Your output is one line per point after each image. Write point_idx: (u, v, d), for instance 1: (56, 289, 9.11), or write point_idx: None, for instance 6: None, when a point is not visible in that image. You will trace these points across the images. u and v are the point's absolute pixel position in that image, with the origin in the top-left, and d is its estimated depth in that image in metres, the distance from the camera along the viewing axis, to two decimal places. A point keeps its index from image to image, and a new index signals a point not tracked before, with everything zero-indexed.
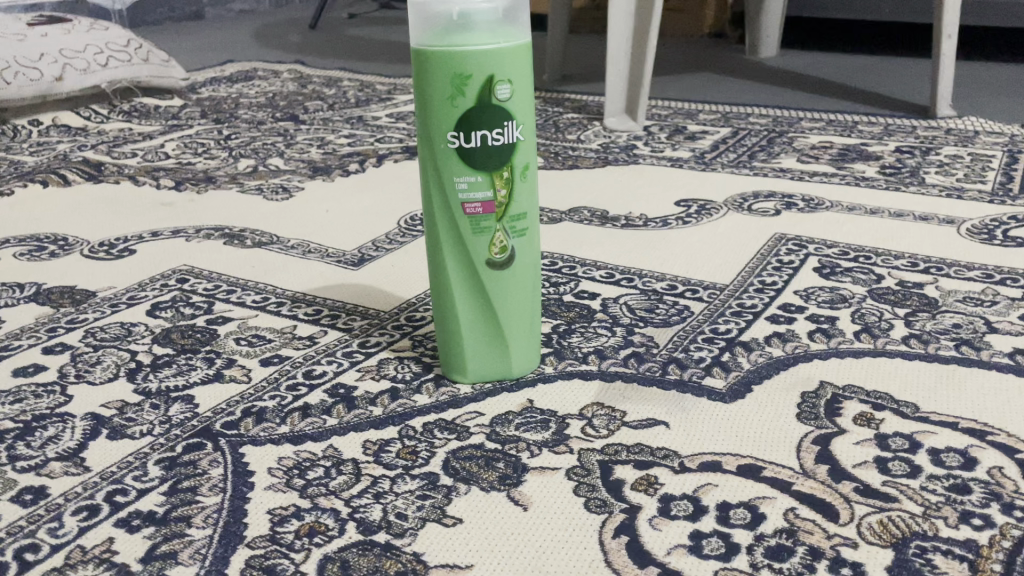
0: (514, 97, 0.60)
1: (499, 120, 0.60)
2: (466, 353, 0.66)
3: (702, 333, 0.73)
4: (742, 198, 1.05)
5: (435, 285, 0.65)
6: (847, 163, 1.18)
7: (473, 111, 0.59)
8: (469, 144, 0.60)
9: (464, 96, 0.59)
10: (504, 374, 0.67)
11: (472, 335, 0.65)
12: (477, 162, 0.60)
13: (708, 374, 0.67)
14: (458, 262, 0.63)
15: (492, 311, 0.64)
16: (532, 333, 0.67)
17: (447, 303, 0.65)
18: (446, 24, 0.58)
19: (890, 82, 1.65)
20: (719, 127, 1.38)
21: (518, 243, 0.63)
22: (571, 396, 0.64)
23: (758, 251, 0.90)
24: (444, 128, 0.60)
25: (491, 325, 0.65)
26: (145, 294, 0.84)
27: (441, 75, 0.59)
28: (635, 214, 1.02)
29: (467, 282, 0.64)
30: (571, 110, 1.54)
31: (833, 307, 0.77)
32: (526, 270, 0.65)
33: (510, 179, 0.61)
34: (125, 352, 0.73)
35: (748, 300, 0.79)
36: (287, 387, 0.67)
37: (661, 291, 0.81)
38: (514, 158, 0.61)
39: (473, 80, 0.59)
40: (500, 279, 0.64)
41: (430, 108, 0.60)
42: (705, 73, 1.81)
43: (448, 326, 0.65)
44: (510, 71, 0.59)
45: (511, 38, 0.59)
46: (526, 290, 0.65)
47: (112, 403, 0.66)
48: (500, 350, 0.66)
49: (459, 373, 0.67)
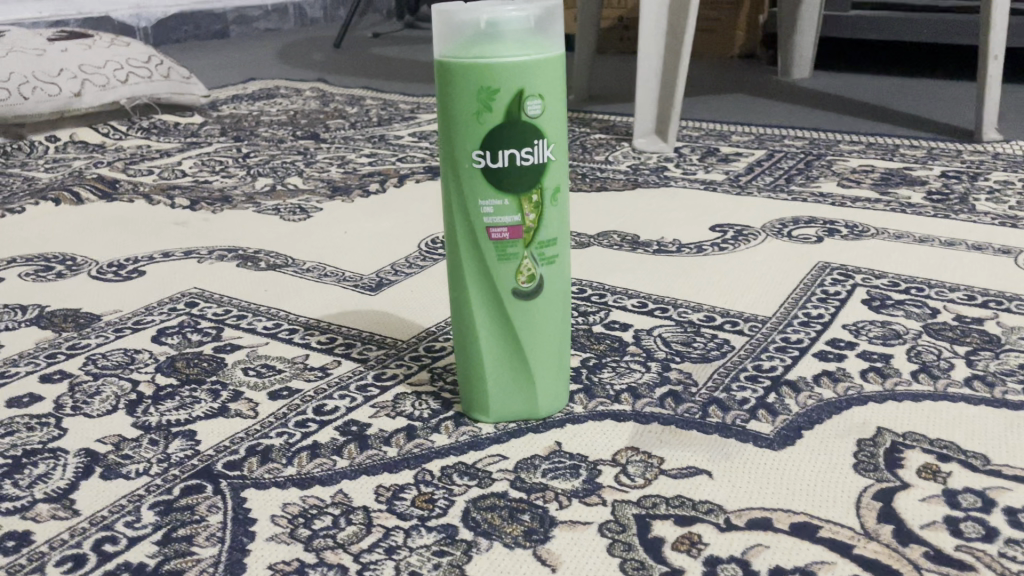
0: (545, 113, 0.55)
1: (529, 138, 0.55)
2: (488, 390, 0.61)
3: (745, 370, 0.67)
4: (779, 223, 1.00)
5: (455, 316, 0.60)
6: (890, 188, 1.12)
7: (500, 128, 0.54)
8: (496, 164, 0.55)
9: (491, 112, 0.54)
10: (529, 413, 0.62)
11: (497, 371, 0.60)
12: (504, 183, 0.55)
13: (753, 418, 0.61)
14: (482, 292, 0.58)
15: (518, 346, 0.59)
16: (562, 371, 0.62)
17: (469, 336, 0.60)
18: (472, 33, 0.53)
19: (930, 105, 1.59)
20: (753, 149, 1.33)
21: (548, 273, 0.59)
22: (604, 438, 0.59)
23: (800, 281, 0.84)
24: (469, 147, 0.55)
25: (516, 360, 0.60)
26: (152, 318, 0.80)
27: (466, 90, 0.54)
28: (668, 239, 0.97)
29: (492, 313, 0.59)
30: (598, 130, 1.50)
31: (886, 344, 0.71)
32: (555, 301, 0.60)
33: (539, 201, 0.56)
34: (127, 381, 0.69)
35: (793, 334, 0.73)
36: (296, 423, 0.62)
37: (697, 323, 0.76)
38: (545, 179, 0.56)
39: (502, 94, 0.54)
40: (527, 311, 0.59)
41: (454, 124, 0.55)
42: (737, 94, 1.76)
43: (470, 360, 0.60)
44: (542, 85, 0.54)
45: (544, 49, 0.54)
46: (555, 322, 0.60)
47: (108, 438, 0.61)
48: (526, 388, 0.61)
49: (481, 412, 0.62)
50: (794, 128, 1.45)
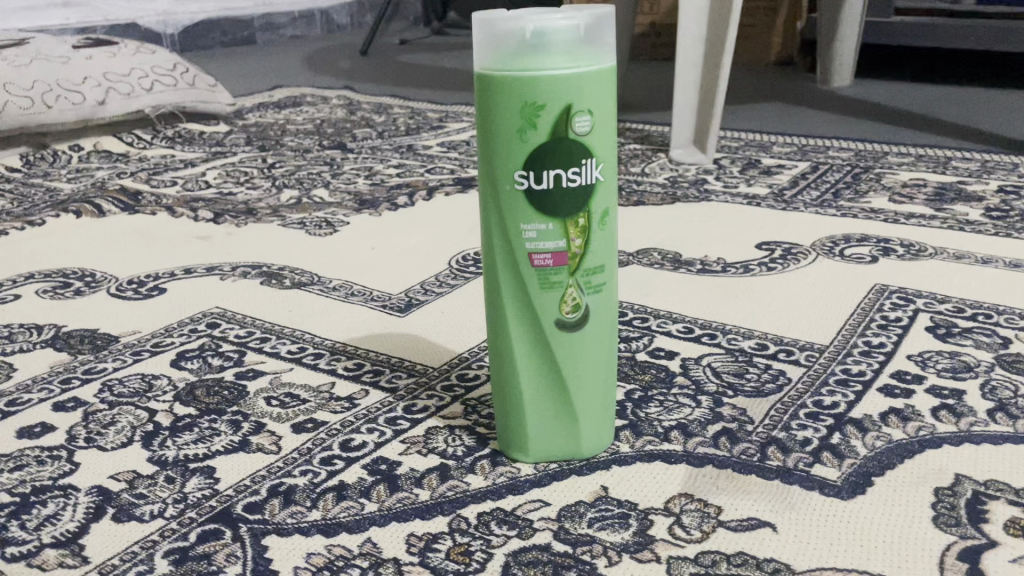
0: (594, 130, 0.51)
1: (576, 158, 0.50)
2: (527, 427, 0.56)
3: (804, 407, 0.62)
4: (830, 241, 0.95)
5: (492, 348, 0.56)
6: (946, 204, 1.06)
7: (546, 146, 0.50)
8: (540, 185, 0.51)
9: (536, 129, 0.50)
10: (572, 453, 0.57)
11: (537, 408, 0.55)
12: (548, 206, 0.51)
13: (817, 462, 0.56)
14: (523, 324, 0.54)
15: (561, 382, 0.55)
16: (608, 409, 0.57)
17: (508, 371, 0.55)
18: (517, 43, 0.49)
19: (980, 115, 1.52)
20: (796, 161, 1.27)
21: (594, 304, 0.54)
22: (654, 483, 0.54)
23: (857, 305, 0.79)
24: (511, 167, 0.51)
25: (558, 395, 0.55)
26: (171, 340, 0.76)
27: (509, 105, 0.49)
28: (712, 257, 0.92)
29: (533, 348, 0.54)
30: (632, 141, 1.45)
31: (956, 377, 0.66)
32: (600, 332, 0.55)
33: (587, 226, 0.52)
34: (143, 410, 0.65)
35: (854, 365, 0.68)
36: (321, 460, 0.58)
37: (749, 351, 0.71)
38: (593, 202, 0.52)
39: (548, 110, 0.49)
40: (570, 345, 0.54)
41: (495, 141, 0.51)
42: (775, 103, 1.70)
43: (509, 394, 0.56)
44: (591, 100, 0.50)
45: (594, 61, 0.50)
46: (601, 356, 0.56)
47: (122, 475, 0.57)
48: (569, 427, 0.56)
49: (519, 451, 0.57)
50: (838, 138, 1.39)
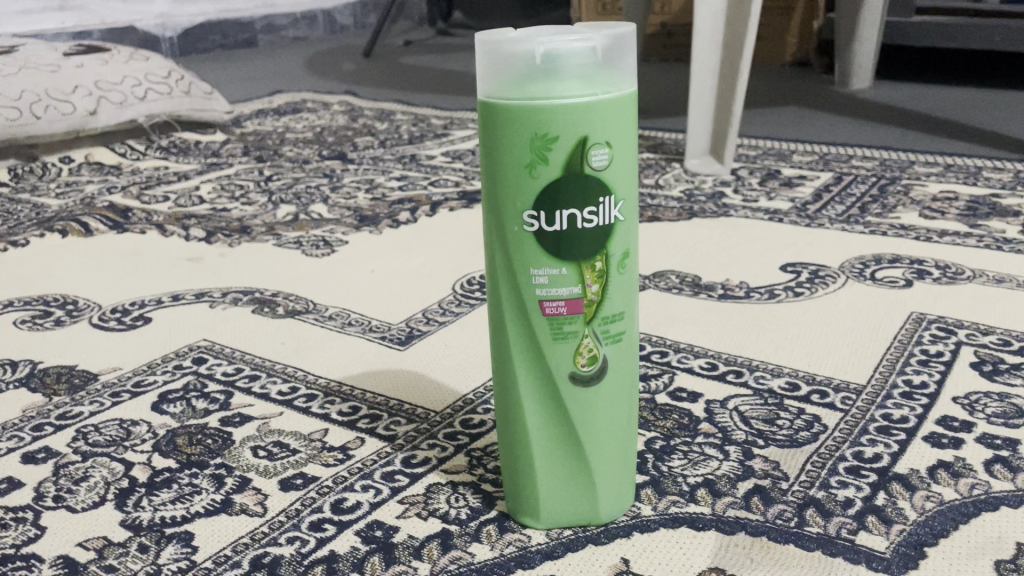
0: (613, 164, 0.45)
1: (593, 196, 0.45)
2: (539, 490, 0.50)
3: (843, 460, 0.57)
4: (859, 263, 0.89)
5: (500, 403, 0.50)
6: (980, 219, 1.00)
7: (559, 183, 0.44)
8: (552, 226, 0.45)
9: (547, 163, 0.44)
10: (588, 518, 0.51)
11: (550, 467, 0.50)
12: (562, 248, 0.45)
13: (862, 528, 0.50)
14: (534, 378, 0.48)
15: (576, 442, 0.49)
16: (629, 469, 0.52)
17: (517, 430, 0.50)
18: (527, 68, 0.43)
19: (1008, 121, 1.46)
20: (818, 172, 1.21)
21: (614, 356, 0.48)
22: (680, 555, 0.49)
23: (893, 337, 0.73)
24: (520, 206, 0.45)
25: (572, 455, 0.49)
26: (153, 379, 0.71)
27: (517, 137, 0.44)
28: (734, 281, 0.86)
29: (546, 405, 0.49)
30: (645, 150, 1.39)
31: (1009, 423, 0.60)
32: (619, 385, 0.49)
33: (605, 270, 0.46)
34: (119, 463, 0.59)
35: (895, 410, 0.62)
36: (311, 525, 0.52)
37: (778, 392, 0.65)
38: (612, 243, 0.46)
39: (561, 142, 0.44)
40: (586, 402, 0.49)
41: (502, 175, 0.45)
42: (793, 107, 1.64)
43: (518, 453, 0.50)
44: (609, 130, 0.44)
45: (613, 87, 0.44)
46: (620, 411, 0.50)
47: (92, 542, 0.52)
48: (585, 491, 0.50)
49: (530, 516, 0.51)
50: (861, 146, 1.33)
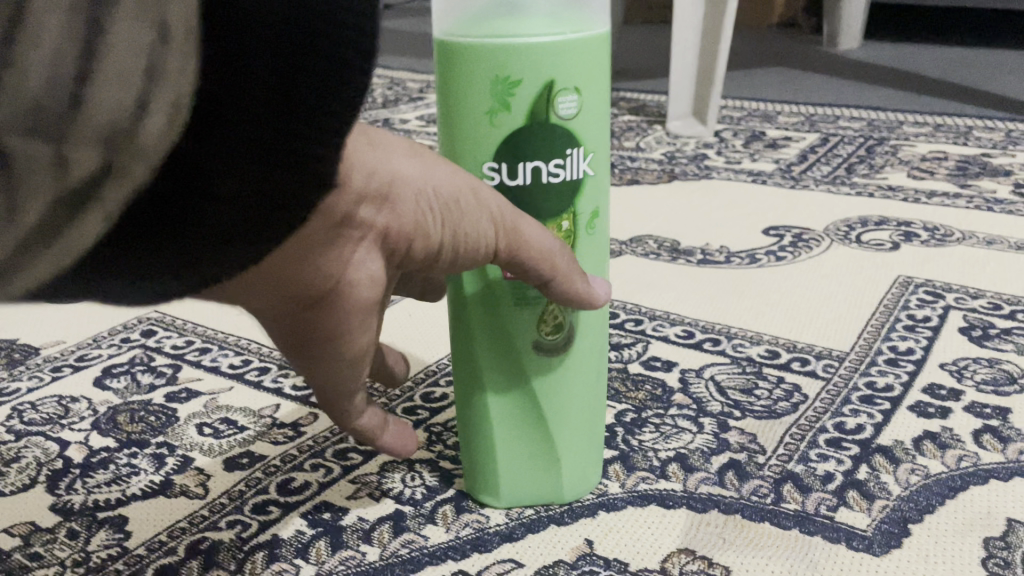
0: (582, 113, 0.41)
1: (560, 148, 0.41)
2: (500, 468, 0.47)
3: (824, 431, 0.53)
4: (845, 225, 0.85)
5: (455, 378, 0.47)
6: (970, 178, 0.97)
7: (522, 133, 0.40)
8: (514, 180, 0.41)
9: (509, 111, 0.40)
10: (555, 498, 0.48)
11: (512, 443, 0.46)
12: (526, 206, 0.41)
13: (842, 505, 0.47)
14: (491, 351, 0.45)
15: (539, 418, 0.46)
16: (598, 447, 0.49)
17: (474, 407, 0.46)
18: (488, 3, 0.39)
19: (999, 81, 1.42)
20: (804, 132, 1.17)
21: (579, 325, 0.45)
22: (648, 536, 0.45)
23: (880, 302, 0.69)
24: (480, 156, 0.41)
25: (537, 429, 0.46)
26: (98, 353, 0.67)
27: (477, 79, 0.39)
28: (714, 245, 0.83)
29: (505, 380, 0.45)
30: (627, 112, 1.35)
31: (999, 391, 0.57)
32: (586, 356, 0.46)
33: (572, 230, 0.43)
34: (55, 443, 0.56)
35: (880, 378, 0.59)
36: (255, 507, 0.49)
37: (757, 360, 0.62)
38: (579, 202, 0.42)
39: (525, 88, 0.39)
40: (549, 376, 0.45)
41: (459, 123, 0.41)
42: (779, 69, 1.60)
43: (479, 428, 0.47)
44: (578, 75, 0.40)
45: (583, 28, 0.40)
46: (588, 383, 0.47)
47: (17, 528, 0.48)
48: (549, 469, 0.47)
49: (491, 496, 0.48)
50: (849, 107, 1.29)
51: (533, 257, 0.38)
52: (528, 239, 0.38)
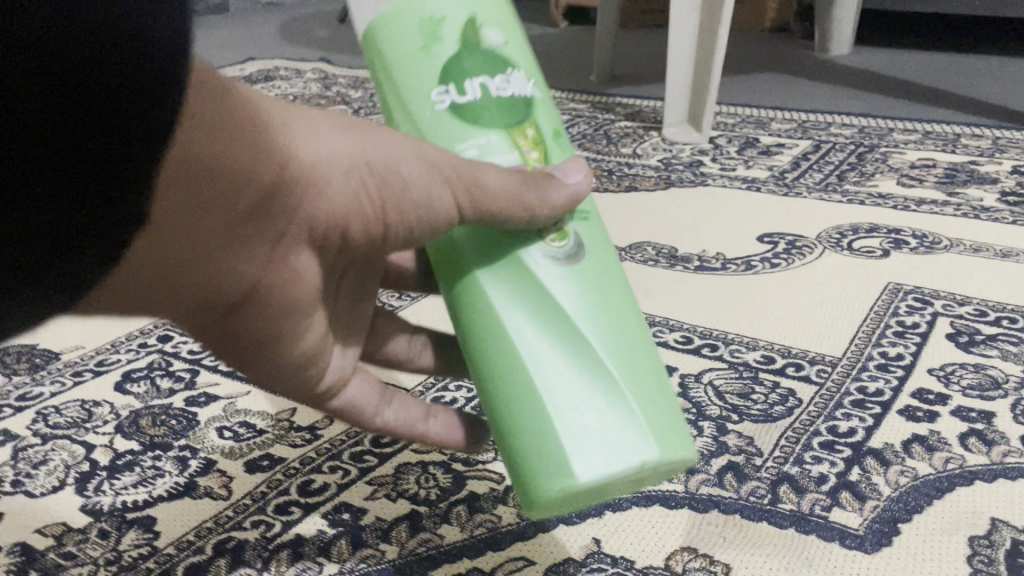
0: (510, 41, 0.43)
1: (500, 65, 0.42)
2: (560, 430, 0.39)
3: (818, 435, 0.56)
4: (837, 233, 0.88)
5: (476, 352, 0.41)
6: (957, 186, 1.00)
7: (460, 54, 0.42)
8: (466, 96, 0.41)
9: (442, 40, 0.42)
10: (636, 447, 0.38)
11: (563, 393, 0.39)
12: (485, 117, 0.41)
13: (836, 505, 0.50)
14: (510, 284, 0.40)
15: (586, 346, 0.39)
16: (667, 394, 0.41)
17: (512, 365, 0.40)
18: None
19: (988, 88, 1.45)
20: (796, 139, 1.20)
21: (585, 237, 0.42)
22: (652, 535, 0.48)
23: (871, 308, 0.72)
24: (426, 91, 0.42)
25: (584, 367, 0.39)
26: (117, 358, 0.69)
27: (403, 27, 0.42)
28: (710, 252, 0.85)
29: (534, 315, 0.40)
30: (623, 118, 1.37)
31: (984, 395, 0.60)
32: (605, 274, 0.41)
33: (538, 142, 0.43)
34: (80, 446, 0.58)
35: (870, 383, 0.62)
36: (277, 508, 0.51)
37: (754, 366, 0.65)
38: (536, 116, 0.43)
39: (449, 17, 0.42)
40: (579, 294, 0.40)
41: (400, 72, 0.42)
42: (773, 74, 1.63)
43: (524, 400, 0.39)
44: (495, 10, 0.43)
45: None
46: (621, 304, 0.41)
47: (50, 529, 0.50)
48: (621, 409, 0.39)
49: (564, 474, 0.38)
50: (841, 114, 1.32)
51: (500, 205, 0.38)
52: (485, 189, 0.38)
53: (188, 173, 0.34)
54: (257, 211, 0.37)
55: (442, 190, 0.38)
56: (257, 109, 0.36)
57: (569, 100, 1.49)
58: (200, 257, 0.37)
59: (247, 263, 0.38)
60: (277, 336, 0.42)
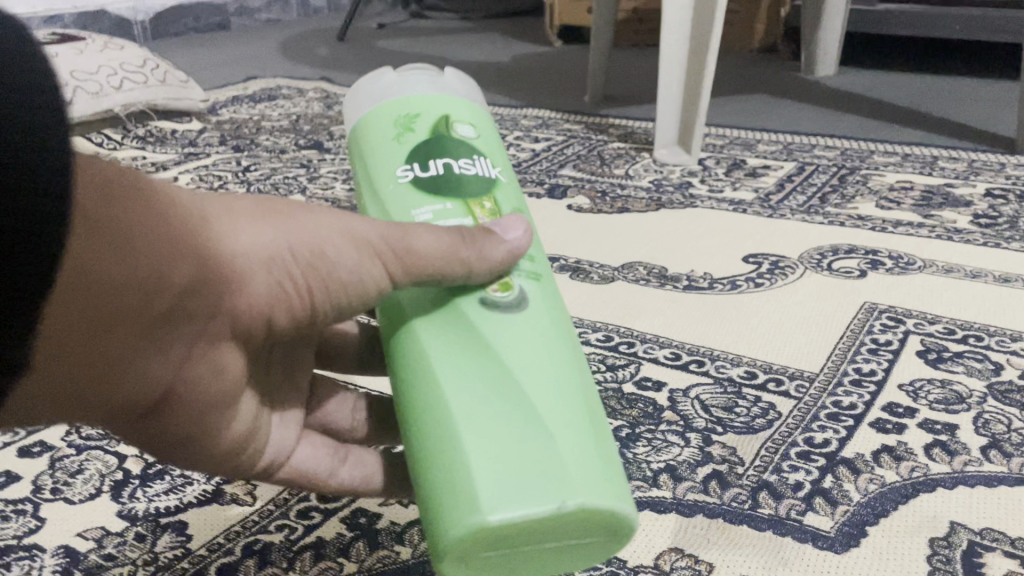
0: (478, 140, 0.49)
1: (465, 152, 0.48)
2: (471, 460, 0.38)
3: (795, 445, 0.61)
4: (818, 253, 0.93)
5: (409, 391, 0.42)
6: (933, 209, 1.05)
7: (428, 144, 0.47)
8: (428, 172, 0.46)
9: (413, 133, 0.48)
10: (549, 489, 0.37)
11: (482, 426, 0.39)
12: (442, 187, 0.46)
13: (810, 510, 0.55)
14: (445, 327, 0.43)
15: (514, 381, 0.40)
16: (603, 450, 0.40)
17: (437, 395, 0.41)
18: (386, 88, 0.51)
19: (966, 111, 1.51)
20: (782, 161, 1.26)
21: (530, 294, 0.44)
22: (643, 537, 0.53)
23: (847, 326, 0.77)
24: (394, 169, 0.47)
25: (511, 402, 0.40)
26: None
27: (384, 125, 0.49)
28: (698, 272, 0.90)
29: (466, 352, 0.41)
30: (616, 139, 1.43)
31: (949, 409, 0.65)
32: (547, 331, 0.43)
33: (495, 213, 0.46)
34: (113, 456, 0.63)
35: (845, 397, 0.66)
36: (298, 514, 0.56)
37: (737, 381, 0.69)
38: (496, 193, 0.47)
39: (423, 118, 0.49)
40: (512, 336, 0.42)
41: (374, 161, 0.48)
42: (761, 96, 1.68)
43: (441, 433, 0.40)
44: (466, 117, 0.50)
45: (465, 99, 0.51)
46: (562, 357, 0.42)
47: (90, 532, 0.55)
48: (546, 443, 0.38)
49: (466, 505, 0.37)
50: (825, 136, 1.38)
51: (436, 264, 0.42)
52: (418, 253, 0.42)
53: (97, 279, 0.35)
54: (181, 309, 0.38)
55: (371, 264, 0.42)
56: (173, 203, 0.38)
57: (564, 121, 1.55)
58: (118, 361, 0.37)
59: (163, 365, 0.39)
60: (203, 429, 0.42)
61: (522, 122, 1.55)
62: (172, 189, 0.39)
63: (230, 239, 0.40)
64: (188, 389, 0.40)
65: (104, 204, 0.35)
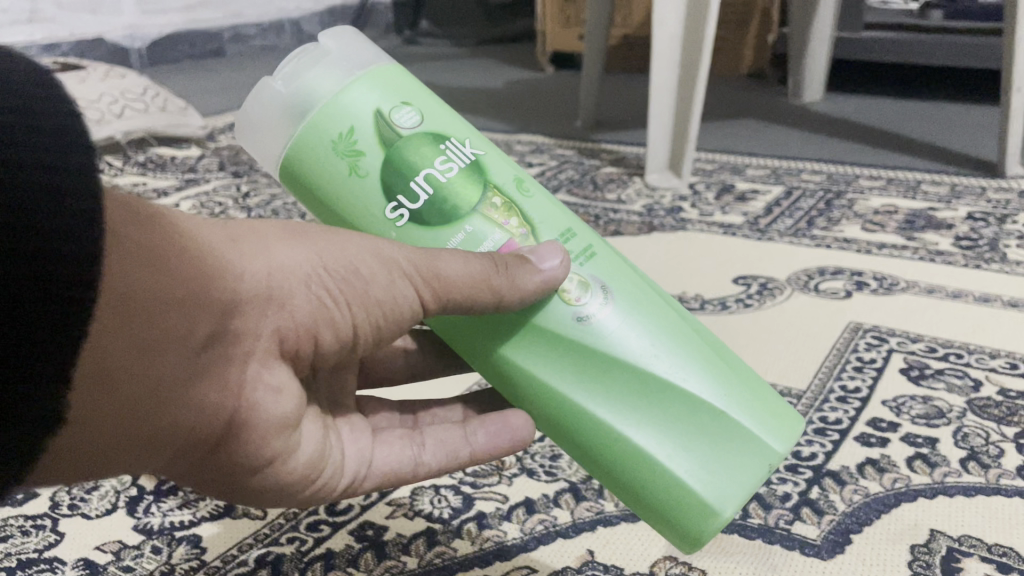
0: (422, 117, 0.48)
1: (433, 150, 0.48)
2: (682, 480, 0.47)
3: (783, 459, 0.64)
4: (805, 275, 0.96)
5: (564, 427, 0.49)
6: (917, 232, 1.08)
7: (391, 165, 0.47)
8: (418, 201, 0.47)
9: (363, 154, 0.47)
10: (750, 466, 0.47)
11: (667, 446, 0.47)
12: (444, 210, 0.48)
13: (797, 519, 0.57)
14: (574, 368, 0.48)
15: (660, 398, 0.47)
16: (743, 386, 0.48)
17: (609, 438, 0.48)
18: (286, 104, 0.47)
19: (950, 135, 1.55)
20: (769, 186, 1.29)
21: (603, 276, 0.49)
22: (639, 545, 0.55)
23: (833, 346, 0.80)
24: (379, 211, 0.48)
25: (670, 412, 0.47)
26: None
27: (325, 158, 0.47)
28: (690, 293, 0.94)
29: (605, 379, 0.48)
30: (608, 163, 1.47)
31: (930, 424, 0.68)
32: (642, 311, 0.49)
33: (506, 200, 0.49)
34: (127, 474, 0.65)
35: (831, 413, 0.69)
36: (308, 526, 0.58)
37: None
38: (486, 176, 0.49)
39: (358, 129, 0.47)
40: (626, 349, 0.48)
41: (343, 203, 0.48)
42: (750, 121, 1.72)
43: (634, 467, 0.47)
44: (395, 94, 0.48)
45: (363, 69, 0.48)
46: (663, 335, 0.48)
47: (108, 546, 0.57)
48: (729, 425, 0.47)
49: (709, 516, 0.46)
50: (812, 160, 1.41)
51: (473, 287, 0.45)
52: (448, 278, 0.45)
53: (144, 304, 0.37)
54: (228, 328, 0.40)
55: (405, 284, 0.45)
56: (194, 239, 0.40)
57: (557, 147, 1.58)
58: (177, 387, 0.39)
59: (221, 390, 0.41)
60: (269, 456, 0.44)
61: (517, 147, 1.58)
62: (196, 225, 0.42)
63: (256, 263, 0.43)
64: (251, 409, 0.42)
65: (140, 227, 0.37)
